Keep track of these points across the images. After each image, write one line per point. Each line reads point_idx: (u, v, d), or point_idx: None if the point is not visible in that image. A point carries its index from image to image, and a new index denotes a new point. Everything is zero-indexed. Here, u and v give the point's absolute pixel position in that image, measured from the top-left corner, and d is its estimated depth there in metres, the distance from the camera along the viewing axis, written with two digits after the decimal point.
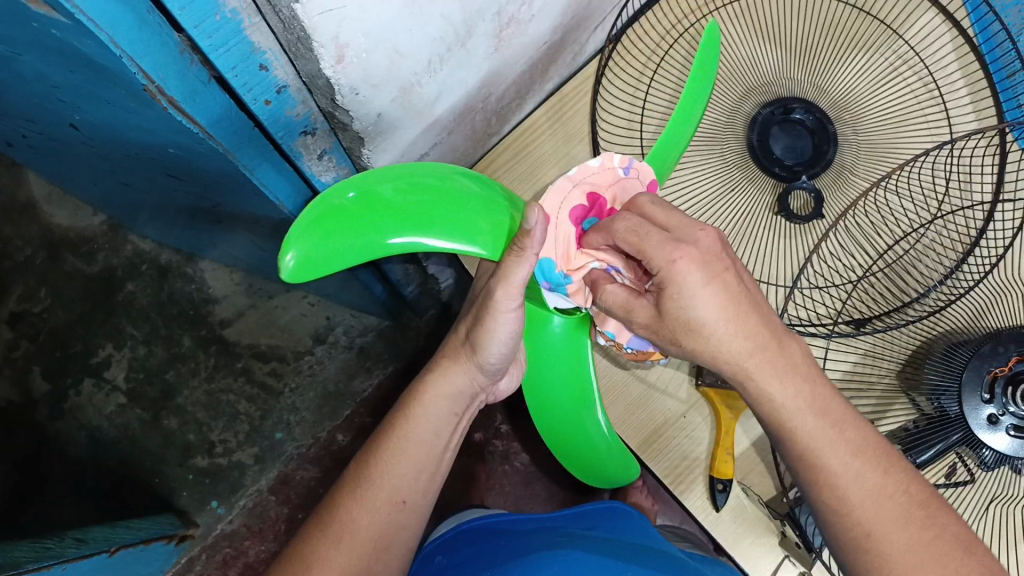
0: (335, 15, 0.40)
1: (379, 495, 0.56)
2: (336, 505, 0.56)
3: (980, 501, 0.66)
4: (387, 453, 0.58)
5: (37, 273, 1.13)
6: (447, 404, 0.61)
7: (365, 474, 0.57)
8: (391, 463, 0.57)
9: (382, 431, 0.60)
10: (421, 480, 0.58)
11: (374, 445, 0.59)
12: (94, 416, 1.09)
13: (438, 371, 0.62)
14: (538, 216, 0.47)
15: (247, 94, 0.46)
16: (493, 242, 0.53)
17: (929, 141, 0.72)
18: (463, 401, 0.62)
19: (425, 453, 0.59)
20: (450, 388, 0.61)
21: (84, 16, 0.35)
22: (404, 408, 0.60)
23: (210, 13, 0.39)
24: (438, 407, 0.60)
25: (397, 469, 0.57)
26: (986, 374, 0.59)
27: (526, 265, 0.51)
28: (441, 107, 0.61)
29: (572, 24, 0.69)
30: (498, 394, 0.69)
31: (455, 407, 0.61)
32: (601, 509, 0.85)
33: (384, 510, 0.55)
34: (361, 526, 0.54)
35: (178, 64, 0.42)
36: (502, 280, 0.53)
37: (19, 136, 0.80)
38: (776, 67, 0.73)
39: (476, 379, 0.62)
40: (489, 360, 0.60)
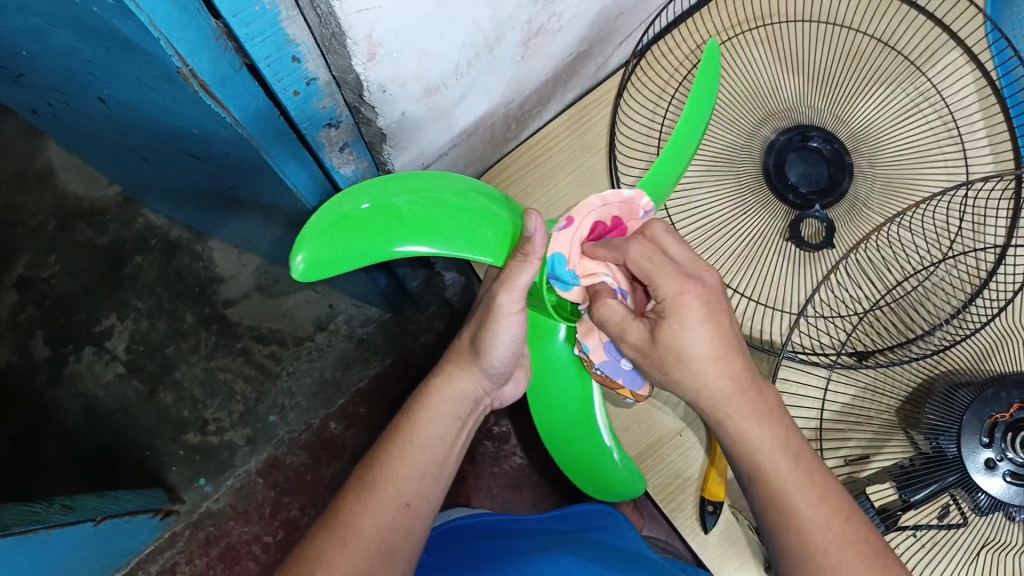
0: (370, 14, 0.41)
1: (383, 498, 0.56)
2: (340, 508, 0.55)
3: (973, 544, 0.65)
4: (390, 456, 0.58)
5: (47, 239, 1.13)
6: (450, 409, 0.62)
7: (371, 478, 0.57)
8: (396, 466, 0.58)
9: (385, 436, 0.61)
10: (423, 470, 0.58)
11: (379, 450, 0.59)
12: (92, 385, 1.09)
13: (442, 375, 0.63)
14: (537, 222, 0.51)
15: (277, 84, 0.46)
16: (496, 247, 0.55)
17: (944, 179, 0.72)
18: (464, 408, 0.63)
19: (429, 458, 0.59)
20: (454, 394, 0.63)
21: None
22: (411, 414, 0.61)
23: (250, 3, 0.39)
24: (444, 411, 0.62)
25: (400, 472, 0.57)
26: (987, 418, 0.59)
27: (529, 271, 0.52)
28: (463, 110, 0.61)
29: (598, 36, 0.69)
30: (502, 401, 0.69)
31: (457, 411, 0.63)
32: (586, 511, 0.85)
33: (388, 512, 0.55)
34: (364, 527, 0.54)
35: (213, 50, 0.42)
36: (504, 284, 0.54)
37: (44, 104, 0.81)
38: (797, 94, 0.74)
39: (481, 384, 0.64)
40: (493, 364, 0.61)
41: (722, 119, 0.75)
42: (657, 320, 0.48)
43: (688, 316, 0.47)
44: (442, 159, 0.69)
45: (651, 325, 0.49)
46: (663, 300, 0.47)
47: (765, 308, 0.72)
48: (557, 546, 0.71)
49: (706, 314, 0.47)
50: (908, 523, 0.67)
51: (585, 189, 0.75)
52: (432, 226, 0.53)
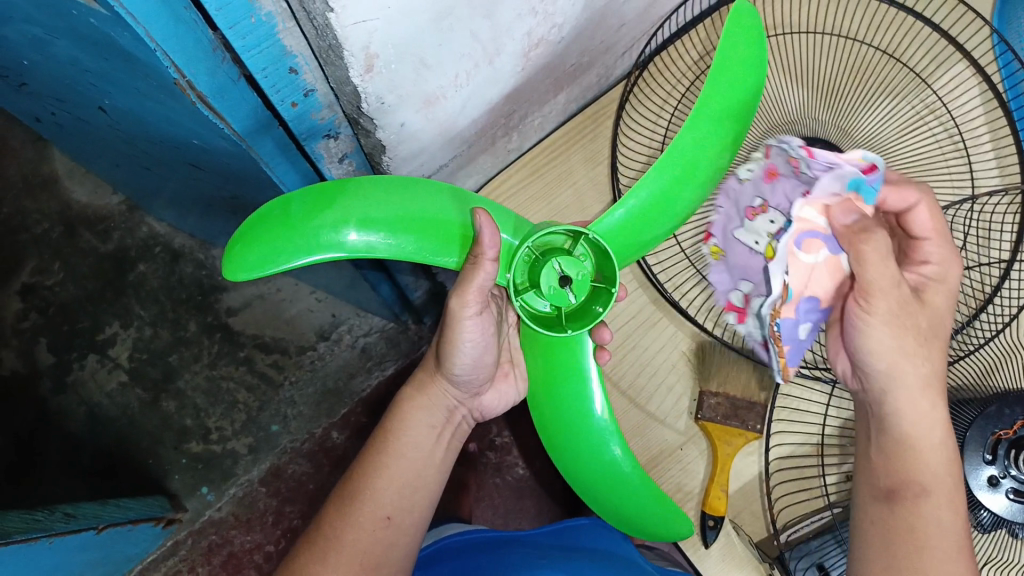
0: (366, 26, 0.41)
1: (363, 511, 0.56)
2: (324, 520, 0.57)
3: (972, 564, 0.63)
4: (370, 468, 0.59)
5: (52, 246, 1.12)
6: (423, 418, 0.62)
7: (352, 493, 0.58)
8: (374, 479, 0.58)
9: (366, 447, 0.61)
10: (400, 484, 0.58)
11: (361, 460, 0.60)
12: (95, 392, 1.09)
13: (414, 385, 0.63)
14: (484, 221, 0.52)
15: (275, 96, 0.46)
16: (450, 242, 0.54)
17: (950, 193, 0.71)
18: (439, 415, 0.63)
19: (405, 471, 0.59)
20: (426, 402, 0.62)
21: (122, 9, 0.36)
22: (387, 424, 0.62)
23: (246, 15, 0.40)
24: (416, 419, 0.61)
25: (375, 488, 0.58)
26: (991, 435, 0.59)
27: (484, 276, 0.53)
28: (462, 121, 0.61)
29: (599, 48, 0.69)
30: (484, 413, 0.68)
31: (431, 421, 0.62)
32: (583, 525, 0.84)
33: (370, 526, 0.56)
34: (346, 541, 0.55)
35: (210, 61, 0.42)
36: (457, 288, 0.54)
37: (48, 113, 0.82)
38: (801, 107, 0.73)
39: (453, 395, 0.63)
40: (455, 371, 0.60)
41: None
42: (920, 286, 0.57)
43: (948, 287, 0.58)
44: (442, 170, 0.69)
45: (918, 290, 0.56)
46: (933, 265, 0.58)
47: None
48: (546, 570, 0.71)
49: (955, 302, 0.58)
50: None
51: (585, 200, 0.75)
52: (433, 238, 0.53)
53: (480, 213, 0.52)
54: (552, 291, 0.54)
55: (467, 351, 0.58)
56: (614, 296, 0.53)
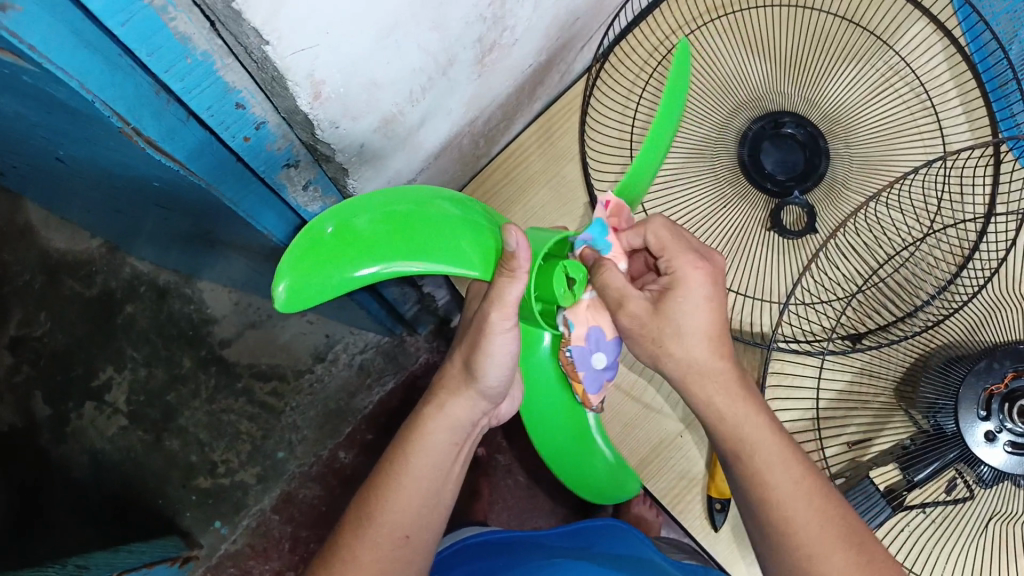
0: (306, 55, 0.40)
1: (379, 532, 0.56)
2: (339, 542, 0.57)
3: (980, 517, 0.63)
4: (386, 489, 0.57)
5: (35, 297, 1.10)
6: (444, 436, 0.59)
7: (367, 512, 0.57)
8: (390, 500, 0.57)
9: (382, 462, 0.60)
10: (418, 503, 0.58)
11: (377, 477, 0.59)
12: (97, 439, 1.09)
13: (435, 402, 0.60)
14: (516, 236, 0.48)
15: (225, 132, 0.45)
16: (482, 262, 0.51)
17: (921, 151, 0.71)
18: (461, 433, 0.60)
19: (426, 489, 0.58)
20: (449, 420, 0.59)
21: (51, 65, 0.35)
22: (406, 440, 0.59)
23: (181, 56, 0.38)
24: (438, 438, 0.59)
25: (394, 508, 0.57)
26: (982, 391, 0.58)
27: (519, 287, 0.50)
28: (425, 135, 0.60)
29: (557, 44, 0.69)
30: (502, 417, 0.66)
31: (453, 437, 0.60)
32: (599, 527, 0.85)
33: (385, 546, 0.56)
34: (361, 562, 0.55)
35: (153, 105, 0.41)
36: (496, 302, 0.51)
37: (11, 167, 0.80)
38: (766, 80, 0.72)
39: (478, 407, 0.60)
40: (488, 385, 0.58)
41: (693, 113, 0.74)
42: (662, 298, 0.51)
43: (694, 290, 0.50)
44: (413, 185, 0.68)
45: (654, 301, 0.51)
46: (677, 273, 0.51)
47: (750, 298, 0.71)
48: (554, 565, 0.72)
49: (710, 292, 0.51)
50: (913, 502, 0.65)
51: (561, 198, 0.74)
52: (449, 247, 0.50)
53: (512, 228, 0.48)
54: (564, 295, 0.51)
55: (499, 363, 0.55)
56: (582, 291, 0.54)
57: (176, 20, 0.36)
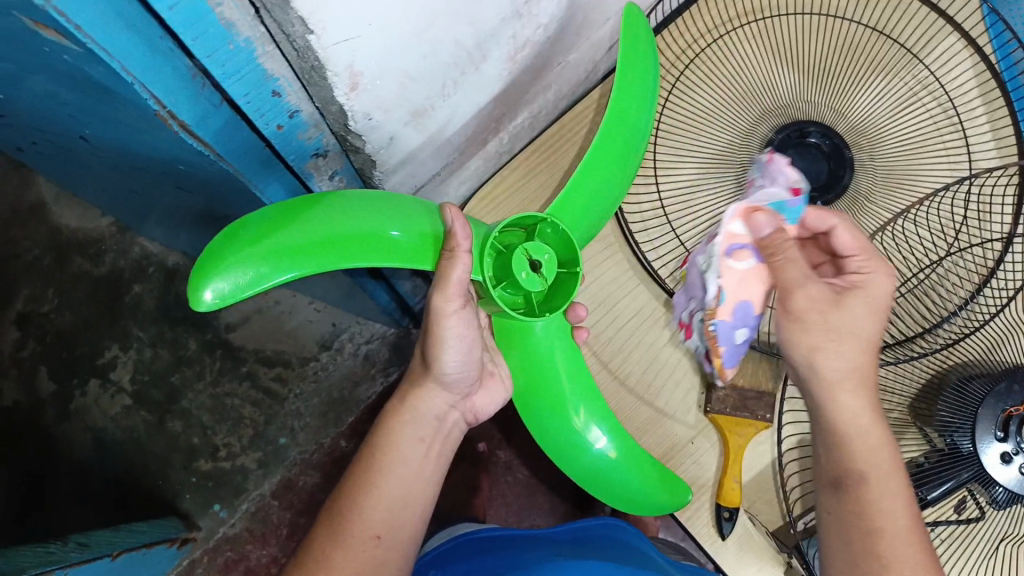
0: (348, 45, 0.39)
1: (353, 532, 0.55)
2: (311, 545, 0.55)
3: (991, 538, 0.63)
4: (359, 487, 0.57)
5: (43, 273, 1.10)
6: (411, 429, 0.60)
7: (340, 513, 0.56)
8: (365, 498, 0.56)
9: (353, 467, 0.60)
10: (418, 491, 0.58)
11: (348, 479, 0.58)
12: (99, 417, 1.08)
13: (402, 397, 0.62)
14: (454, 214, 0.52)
15: (259, 119, 0.45)
16: (424, 251, 0.53)
17: (947, 167, 0.70)
18: (428, 426, 0.61)
19: (399, 485, 0.58)
20: (411, 414, 0.60)
21: (94, 45, 0.35)
22: (374, 441, 0.60)
23: (224, 42, 0.38)
24: (403, 434, 0.60)
25: (367, 505, 0.56)
26: (1001, 412, 0.58)
27: (462, 266, 0.51)
28: (452, 131, 0.60)
29: (586, 44, 0.69)
30: (479, 415, 0.66)
31: (419, 432, 0.60)
32: (594, 525, 0.85)
33: (360, 547, 0.54)
34: (336, 563, 0.53)
35: (189, 89, 0.41)
36: (438, 285, 0.52)
37: (29, 142, 0.79)
38: (793, 89, 0.72)
39: (440, 400, 0.61)
40: (445, 372, 0.59)
41: (717, 118, 0.73)
42: (844, 291, 0.52)
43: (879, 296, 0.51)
44: (434, 180, 0.68)
45: (835, 291, 0.52)
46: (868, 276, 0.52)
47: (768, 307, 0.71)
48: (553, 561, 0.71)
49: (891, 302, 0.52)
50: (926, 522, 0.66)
51: None
52: (393, 241, 0.52)
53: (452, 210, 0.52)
54: (529, 278, 0.52)
55: (452, 347, 0.56)
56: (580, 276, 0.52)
57: (223, 6, 0.36)
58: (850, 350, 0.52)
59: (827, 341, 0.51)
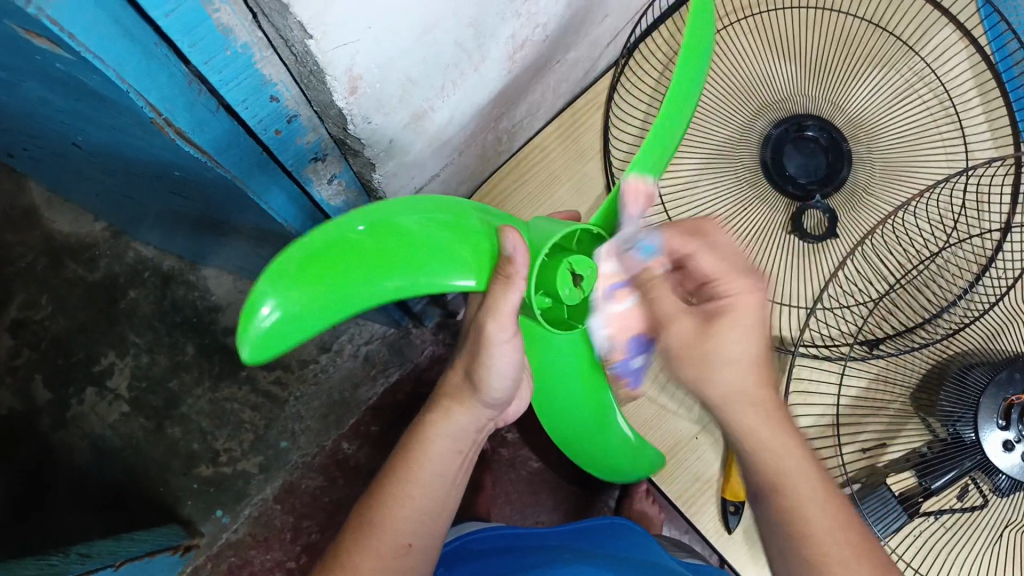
0: (348, 49, 0.39)
1: (384, 540, 0.55)
2: (340, 553, 0.56)
3: (995, 525, 0.64)
4: (389, 495, 0.57)
5: (37, 280, 1.09)
6: (450, 442, 0.59)
7: (368, 520, 0.56)
8: (394, 506, 0.56)
9: (383, 472, 0.59)
10: (443, 498, 0.58)
11: (379, 485, 0.58)
12: (97, 425, 1.07)
13: (442, 410, 0.60)
14: (514, 239, 0.47)
15: (257, 125, 0.45)
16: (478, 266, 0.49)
17: (944, 159, 0.71)
18: (465, 438, 0.60)
19: (429, 496, 0.58)
20: (451, 428, 0.59)
21: (90, 55, 0.34)
22: (406, 449, 0.59)
23: (220, 48, 0.38)
24: (441, 446, 0.59)
25: (398, 514, 0.56)
26: (1002, 401, 0.58)
27: (515, 296, 0.48)
28: (451, 132, 0.59)
29: (582, 42, 0.68)
30: (507, 420, 0.65)
31: (456, 444, 0.59)
32: (601, 525, 0.85)
33: (387, 555, 0.55)
34: (362, 571, 0.54)
35: (186, 95, 0.40)
36: (491, 311, 0.49)
37: (22, 149, 0.79)
38: (790, 83, 0.72)
39: (481, 415, 0.60)
40: (490, 394, 0.58)
41: (714, 113, 0.74)
42: (709, 316, 0.51)
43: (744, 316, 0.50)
44: (434, 181, 0.67)
45: (702, 318, 0.51)
46: (730, 296, 0.50)
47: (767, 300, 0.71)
48: (561, 561, 0.70)
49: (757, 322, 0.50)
50: (929, 509, 0.65)
51: (581, 196, 0.74)
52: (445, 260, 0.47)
53: (509, 231, 0.47)
54: (570, 295, 0.47)
55: (501, 372, 0.55)
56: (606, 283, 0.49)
57: (221, 11, 0.36)
58: (752, 369, 0.51)
59: (715, 365, 0.51)
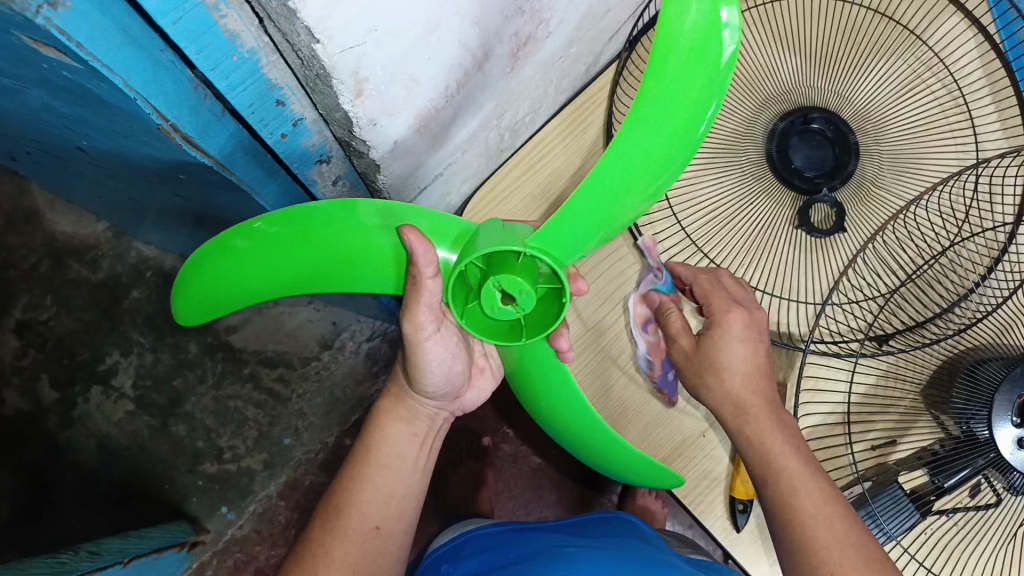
0: (354, 52, 0.38)
1: (350, 525, 0.56)
2: (309, 539, 0.57)
3: (1007, 524, 0.64)
4: (353, 482, 0.58)
5: (40, 280, 1.08)
6: (404, 427, 0.60)
7: (336, 507, 0.57)
8: (359, 493, 0.57)
9: (348, 463, 0.60)
10: (413, 487, 0.59)
11: (344, 473, 0.59)
12: (103, 423, 1.07)
13: (392, 397, 0.61)
14: (416, 239, 0.46)
15: (263, 130, 0.44)
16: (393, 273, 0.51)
17: (954, 152, 0.70)
18: (421, 422, 0.61)
19: (395, 481, 0.59)
20: (403, 412, 0.60)
21: (97, 63, 0.34)
22: (366, 436, 0.60)
23: (228, 54, 0.37)
24: (395, 431, 0.60)
25: (361, 498, 0.57)
26: (1018, 398, 0.57)
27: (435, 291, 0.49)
28: (455, 131, 0.59)
29: (587, 36, 0.67)
30: (466, 409, 0.65)
31: (412, 430, 0.60)
32: (608, 518, 0.84)
33: (358, 539, 0.56)
34: (334, 556, 0.55)
35: (192, 101, 0.40)
36: (409, 312, 0.51)
37: (23, 151, 0.78)
38: (796, 75, 0.71)
39: (431, 403, 0.61)
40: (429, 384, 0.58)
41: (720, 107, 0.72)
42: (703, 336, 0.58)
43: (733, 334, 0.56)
44: (436, 181, 0.67)
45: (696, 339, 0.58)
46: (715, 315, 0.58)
47: (773, 297, 0.71)
48: (562, 555, 0.70)
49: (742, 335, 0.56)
50: (942, 507, 0.65)
51: None
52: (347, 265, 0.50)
53: (410, 230, 0.46)
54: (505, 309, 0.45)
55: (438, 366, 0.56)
56: (566, 305, 0.44)
57: (227, 18, 0.35)
58: (741, 373, 0.56)
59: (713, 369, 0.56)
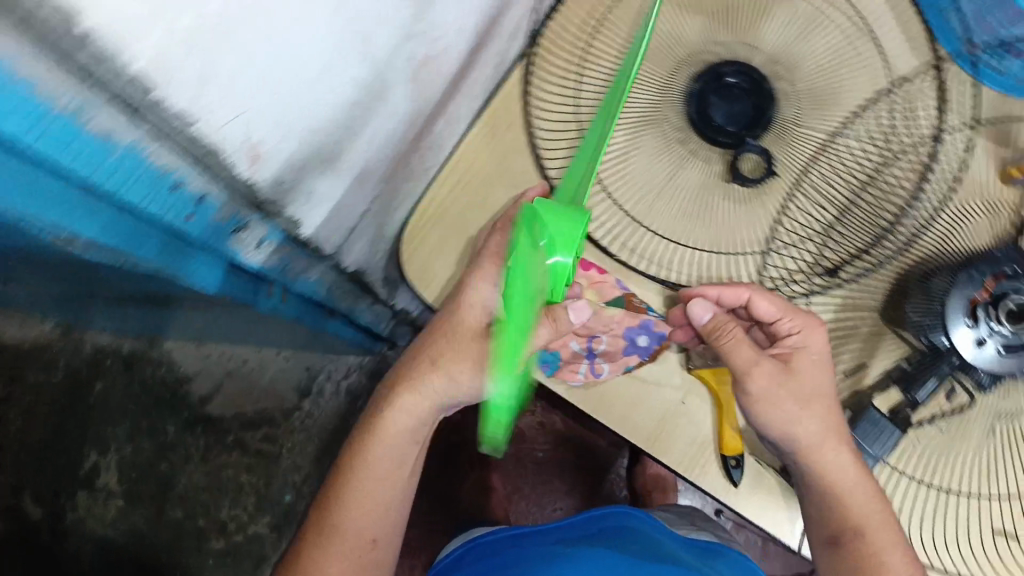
0: (242, 119, 0.39)
1: (346, 539, 0.66)
2: (306, 550, 0.68)
3: (985, 424, 0.66)
4: (350, 502, 0.67)
5: None
6: (407, 436, 0.67)
7: (337, 529, 0.67)
8: (352, 511, 0.67)
9: (342, 474, 0.68)
10: (393, 509, 0.68)
11: (337, 489, 0.68)
12: (98, 526, 1.07)
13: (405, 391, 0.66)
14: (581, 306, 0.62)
15: (167, 217, 0.43)
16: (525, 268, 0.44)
17: (866, 78, 0.71)
18: (420, 421, 0.67)
19: (388, 495, 0.67)
20: (405, 415, 0.66)
21: None
22: (363, 446, 0.67)
23: (107, 153, 0.36)
24: (393, 443, 0.67)
25: (360, 522, 0.67)
26: (969, 300, 0.62)
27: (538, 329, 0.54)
28: (371, 165, 0.58)
29: (487, 40, 0.66)
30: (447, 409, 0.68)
31: (414, 435, 0.67)
32: (605, 515, 0.83)
33: (354, 553, 0.66)
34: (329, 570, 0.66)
35: (83, 207, 0.39)
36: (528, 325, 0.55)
37: None
38: (702, 34, 0.71)
39: (438, 405, 0.67)
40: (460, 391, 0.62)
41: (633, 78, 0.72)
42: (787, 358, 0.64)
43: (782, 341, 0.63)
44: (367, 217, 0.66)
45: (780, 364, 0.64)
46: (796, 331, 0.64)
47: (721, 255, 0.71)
48: (565, 554, 0.70)
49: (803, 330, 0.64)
50: (921, 420, 0.67)
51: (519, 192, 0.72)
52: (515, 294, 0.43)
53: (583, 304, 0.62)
54: None
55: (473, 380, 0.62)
56: None
57: (97, 117, 0.34)
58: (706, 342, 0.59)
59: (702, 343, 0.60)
